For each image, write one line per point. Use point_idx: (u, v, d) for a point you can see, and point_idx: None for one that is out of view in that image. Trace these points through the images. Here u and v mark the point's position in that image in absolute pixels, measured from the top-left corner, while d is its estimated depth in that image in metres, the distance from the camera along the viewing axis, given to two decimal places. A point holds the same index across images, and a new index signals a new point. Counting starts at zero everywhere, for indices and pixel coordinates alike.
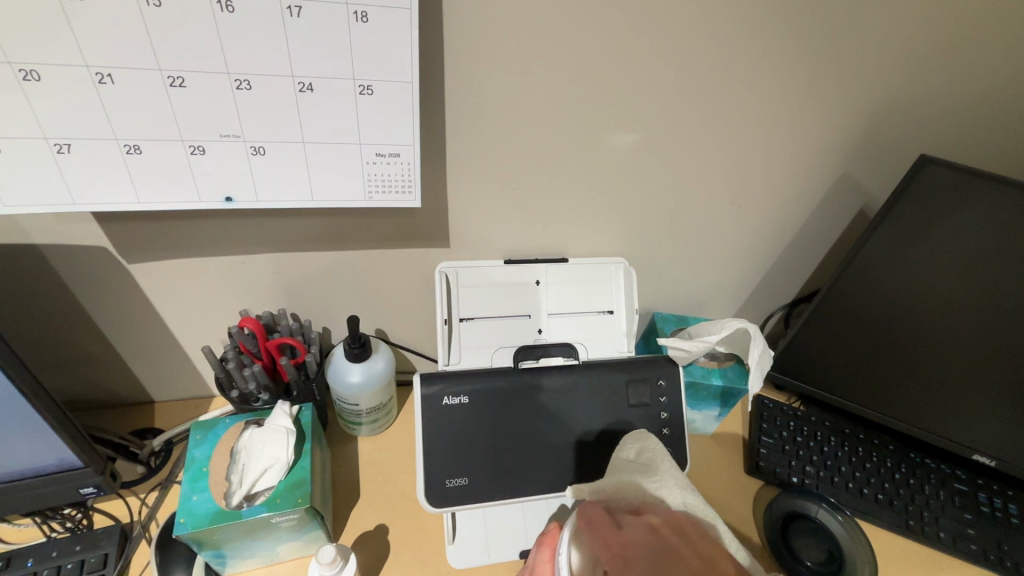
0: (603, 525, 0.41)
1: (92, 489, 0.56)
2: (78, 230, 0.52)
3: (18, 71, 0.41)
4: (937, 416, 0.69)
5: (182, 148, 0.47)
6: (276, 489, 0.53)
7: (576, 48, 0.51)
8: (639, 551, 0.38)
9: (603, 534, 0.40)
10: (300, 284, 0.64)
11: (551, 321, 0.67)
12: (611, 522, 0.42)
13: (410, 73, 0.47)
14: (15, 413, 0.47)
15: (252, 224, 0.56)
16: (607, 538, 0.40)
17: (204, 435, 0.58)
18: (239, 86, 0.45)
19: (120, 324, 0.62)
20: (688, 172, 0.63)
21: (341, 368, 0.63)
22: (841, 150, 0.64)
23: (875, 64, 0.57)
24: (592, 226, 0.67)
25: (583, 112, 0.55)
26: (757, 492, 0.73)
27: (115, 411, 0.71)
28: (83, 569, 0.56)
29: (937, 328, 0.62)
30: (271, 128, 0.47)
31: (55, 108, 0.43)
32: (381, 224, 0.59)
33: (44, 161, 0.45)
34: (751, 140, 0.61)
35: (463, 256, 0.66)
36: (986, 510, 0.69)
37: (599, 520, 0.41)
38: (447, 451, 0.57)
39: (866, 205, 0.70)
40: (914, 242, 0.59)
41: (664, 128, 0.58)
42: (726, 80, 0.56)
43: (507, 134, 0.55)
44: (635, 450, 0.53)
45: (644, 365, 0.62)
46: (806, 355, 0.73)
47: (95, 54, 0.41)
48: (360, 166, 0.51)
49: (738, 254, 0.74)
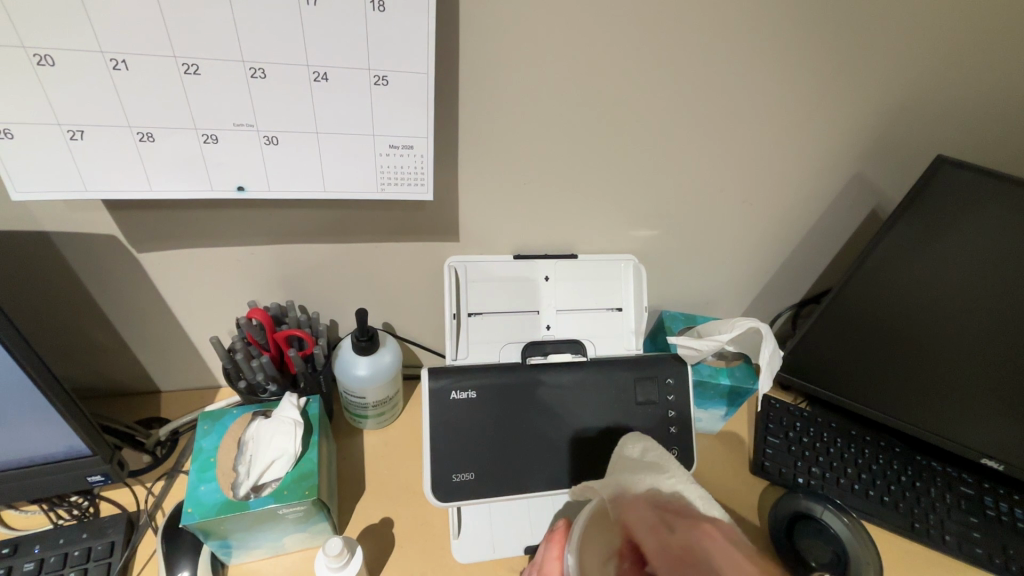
0: (652, 525, 0.40)
1: (100, 477, 0.56)
2: (89, 218, 0.52)
3: (33, 56, 0.40)
4: (945, 418, 0.68)
5: (195, 136, 0.46)
6: (283, 481, 0.53)
7: (593, 42, 0.50)
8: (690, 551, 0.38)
9: (651, 534, 0.39)
10: (309, 275, 0.63)
11: (560, 317, 0.66)
12: (658, 521, 0.41)
13: (426, 64, 0.46)
14: (25, 399, 0.47)
15: (262, 214, 0.55)
16: (658, 538, 0.39)
17: (212, 425, 0.58)
18: (254, 75, 0.44)
19: (128, 313, 0.62)
20: (700, 169, 0.62)
21: (348, 361, 0.63)
22: (856, 150, 0.64)
23: (895, 62, 0.56)
24: (602, 222, 0.66)
25: (596, 107, 0.55)
26: (763, 492, 0.73)
27: (121, 400, 0.72)
28: (90, 556, 0.56)
29: (948, 329, 0.62)
30: (285, 117, 0.47)
31: (68, 94, 0.42)
32: (391, 217, 0.59)
33: (57, 147, 0.45)
34: (764, 139, 0.61)
35: (472, 251, 0.65)
36: (992, 513, 0.69)
37: (645, 521, 0.41)
38: (453, 445, 0.57)
39: (879, 206, 0.69)
40: (929, 243, 0.58)
41: (677, 124, 0.58)
42: (743, 77, 0.55)
43: (521, 128, 0.55)
44: (639, 449, 0.52)
45: (653, 363, 0.62)
46: (815, 356, 0.72)
47: (111, 40, 0.41)
48: (373, 157, 0.51)
49: (747, 253, 0.74)
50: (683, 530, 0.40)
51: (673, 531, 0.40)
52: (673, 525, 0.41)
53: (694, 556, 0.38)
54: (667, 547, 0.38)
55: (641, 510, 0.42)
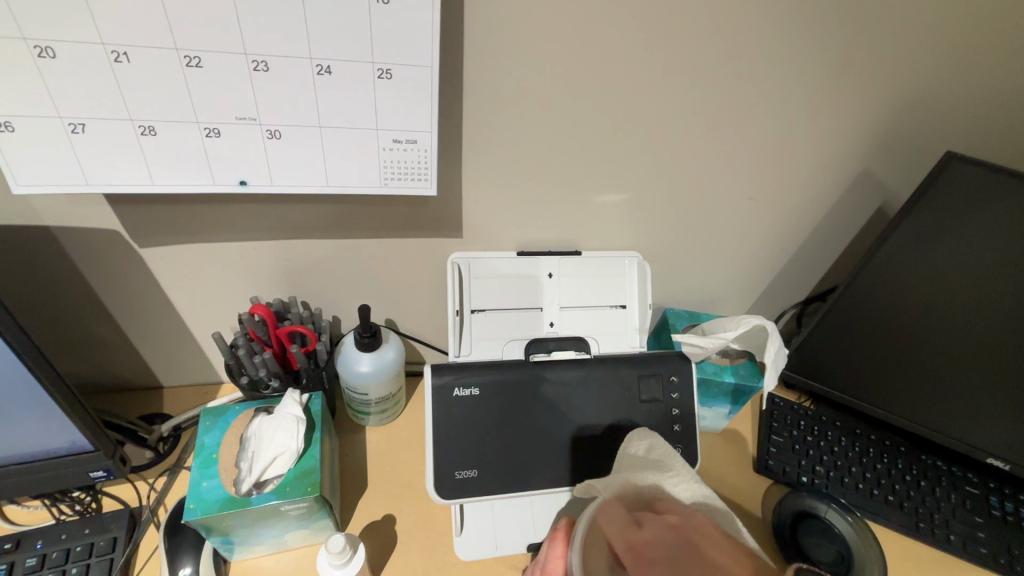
0: (622, 526, 0.40)
1: (102, 473, 0.56)
2: (90, 212, 0.52)
3: (34, 48, 0.40)
4: (951, 418, 0.68)
5: (198, 130, 0.46)
6: (285, 478, 0.53)
7: (600, 36, 0.49)
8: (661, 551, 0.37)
9: (622, 537, 0.39)
10: (311, 271, 0.63)
11: (563, 314, 0.66)
12: (628, 519, 0.40)
13: (430, 58, 0.46)
14: (27, 395, 0.47)
15: (264, 209, 0.55)
16: (628, 540, 0.38)
17: (214, 421, 0.57)
18: (256, 68, 0.44)
19: (130, 308, 0.62)
20: (705, 165, 0.62)
21: (351, 357, 0.63)
22: (864, 146, 0.63)
23: (904, 58, 0.56)
24: (607, 218, 0.66)
25: (601, 102, 0.54)
26: (766, 491, 0.72)
27: (124, 395, 0.71)
28: (93, 552, 0.56)
29: (955, 328, 0.62)
30: (288, 111, 0.47)
31: (69, 87, 0.42)
32: (394, 212, 0.59)
33: (58, 141, 0.44)
34: (771, 135, 0.60)
35: (476, 247, 0.65)
36: (998, 513, 0.68)
37: (616, 522, 0.40)
38: (456, 442, 0.56)
39: (886, 203, 0.68)
40: (937, 241, 0.58)
41: (683, 119, 0.57)
42: (750, 72, 0.54)
43: (525, 123, 0.54)
44: (644, 447, 0.52)
45: (656, 361, 0.61)
46: (820, 354, 0.72)
47: (112, 32, 0.40)
48: (377, 151, 0.51)
49: (752, 250, 0.73)
50: (654, 525, 0.39)
51: (642, 528, 0.39)
52: (644, 522, 0.40)
53: (665, 554, 0.37)
54: (637, 549, 0.38)
55: (613, 510, 0.41)
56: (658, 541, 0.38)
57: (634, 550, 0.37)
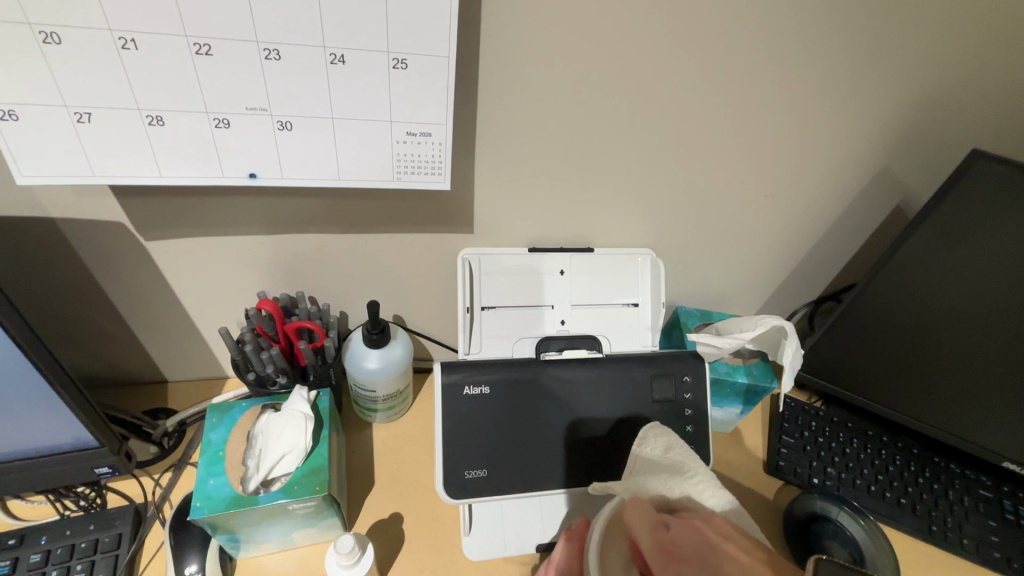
0: (651, 526, 0.39)
1: (107, 469, 0.55)
2: (97, 204, 0.51)
3: (39, 33, 0.39)
4: (966, 420, 0.66)
5: (206, 120, 0.45)
6: (293, 476, 0.52)
7: (618, 27, 0.48)
8: (692, 552, 0.36)
9: (650, 535, 0.38)
10: (316, 265, 0.62)
11: (575, 312, 0.65)
12: (657, 519, 0.40)
13: (447, 47, 0.44)
14: (30, 389, 0.46)
15: (270, 201, 0.54)
16: (657, 540, 0.38)
17: (221, 417, 0.57)
18: (268, 56, 0.43)
19: (133, 301, 0.60)
20: (721, 161, 0.60)
21: (359, 353, 0.62)
22: (884, 143, 0.62)
23: (929, 54, 0.54)
24: (620, 214, 0.64)
25: (615, 96, 0.53)
26: (778, 492, 0.71)
27: (128, 389, 0.71)
28: (98, 549, 0.56)
29: (975, 329, 0.60)
30: (298, 101, 0.45)
31: (73, 73, 0.41)
32: (403, 207, 0.58)
33: (63, 130, 0.43)
34: (788, 131, 0.59)
35: (487, 243, 0.64)
36: (1011, 517, 0.67)
37: (643, 518, 0.39)
38: (465, 441, 0.55)
39: (903, 202, 0.67)
40: (959, 241, 0.56)
41: (700, 115, 0.56)
42: (771, 66, 0.53)
43: (540, 117, 0.53)
44: (661, 446, 0.50)
45: (670, 360, 0.60)
46: (833, 355, 0.71)
47: (119, 17, 0.39)
48: (390, 144, 0.49)
49: (765, 247, 0.72)
50: (681, 526, 0.39)
51: (672, 530, 0.38)
52: (672, 523, 0.39)
53: (694, 553, 0.36)
54: (669, 549, 0.37)
55: (640, 505, 0.41)
56: (686, 540, 0.37)
57: (664, 551, 0.37)
